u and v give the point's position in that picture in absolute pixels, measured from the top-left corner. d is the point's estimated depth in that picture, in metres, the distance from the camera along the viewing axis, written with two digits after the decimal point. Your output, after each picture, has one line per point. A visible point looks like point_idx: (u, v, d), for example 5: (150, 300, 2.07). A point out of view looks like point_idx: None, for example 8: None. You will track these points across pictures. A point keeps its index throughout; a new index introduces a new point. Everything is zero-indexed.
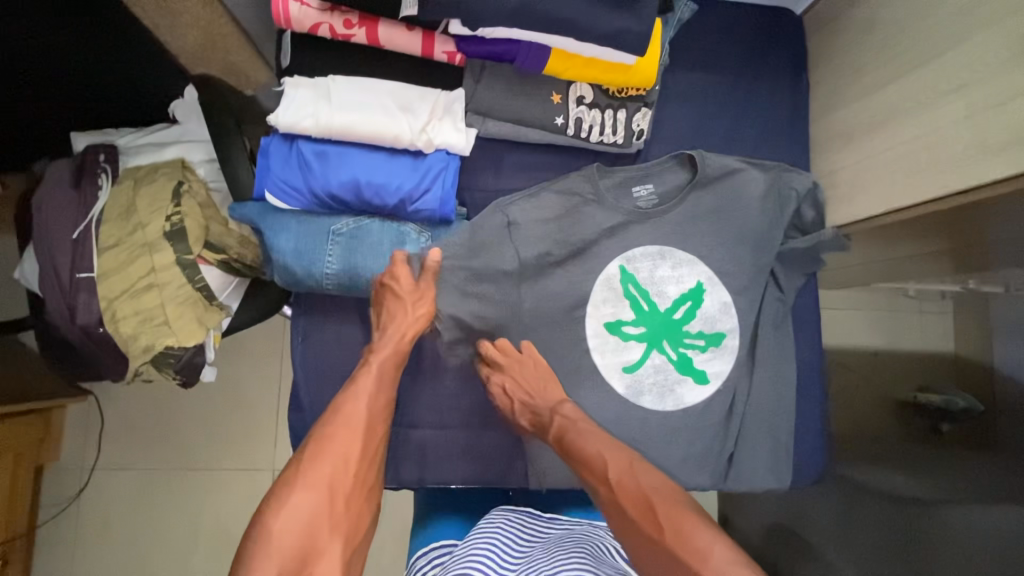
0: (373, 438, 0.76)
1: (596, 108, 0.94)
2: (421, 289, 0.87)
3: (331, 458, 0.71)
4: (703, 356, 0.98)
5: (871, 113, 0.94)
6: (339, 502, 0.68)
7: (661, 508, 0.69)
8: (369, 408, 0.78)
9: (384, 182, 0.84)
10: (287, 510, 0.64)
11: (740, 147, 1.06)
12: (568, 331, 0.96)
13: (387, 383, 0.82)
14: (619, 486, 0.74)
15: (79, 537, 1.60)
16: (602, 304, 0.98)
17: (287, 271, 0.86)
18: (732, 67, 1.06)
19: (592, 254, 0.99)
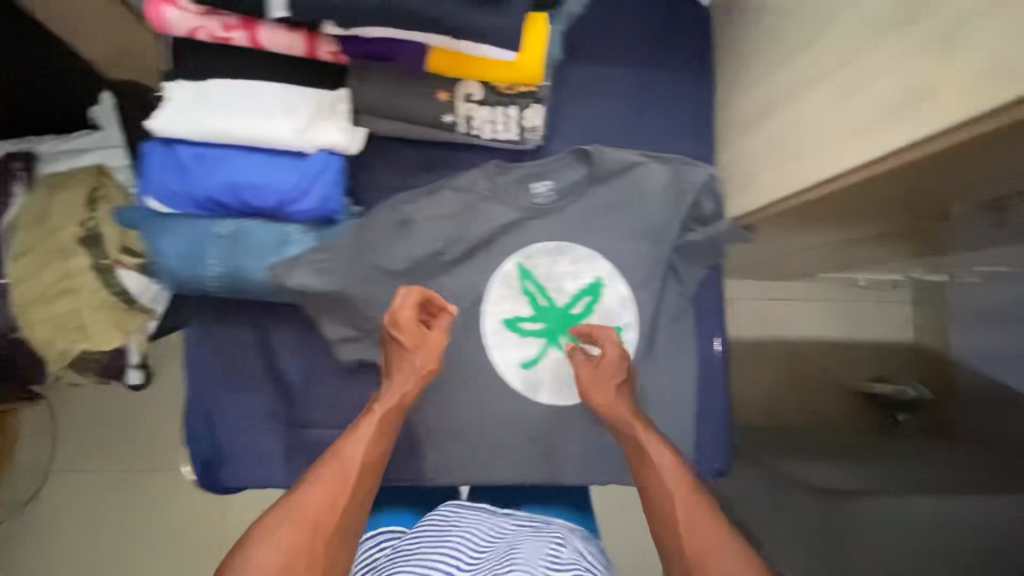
0: (363, 487, 0.74)
1: (486, 105, 0.93)
2: (428, 334, 0.85)
3: (312, 497, 0.70)
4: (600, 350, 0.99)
5: (762, 103, 0.93)
6: (320, 538, 0.68)
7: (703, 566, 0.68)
8: (364, 457, 0.75)
9: (263, 184, 0.85)
10: (260, 552, 0.65)
11: (644, 140, 1.05)
12: (463, 329, 0.97)
13: (386, 433, 0.80)
14: (693, 532, 0.70)
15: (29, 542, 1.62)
16: (500, 301, 0.98)
17: (172, 274, 0.87)
18: (635, 61, 1.05)
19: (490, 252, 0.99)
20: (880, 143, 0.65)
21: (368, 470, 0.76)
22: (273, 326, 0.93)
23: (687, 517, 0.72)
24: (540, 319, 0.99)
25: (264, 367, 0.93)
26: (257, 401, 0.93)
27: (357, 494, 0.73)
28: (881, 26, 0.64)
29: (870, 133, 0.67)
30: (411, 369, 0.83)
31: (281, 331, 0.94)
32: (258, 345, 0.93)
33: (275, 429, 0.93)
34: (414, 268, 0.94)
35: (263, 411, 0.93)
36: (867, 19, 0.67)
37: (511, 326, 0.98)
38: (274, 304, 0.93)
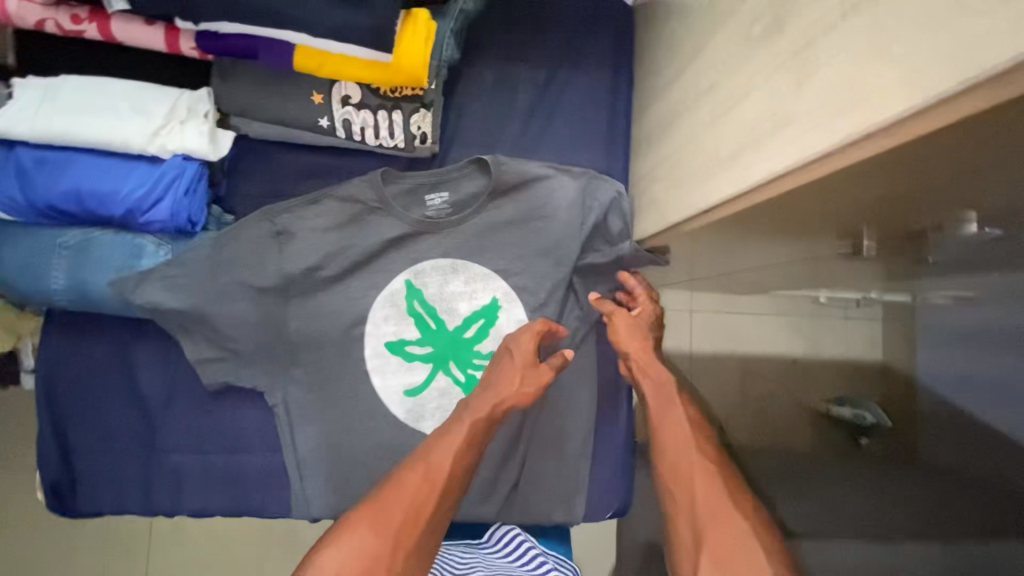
0: (447, 489, 0.72)
1: (366, 109, 0.86)
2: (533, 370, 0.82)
3: (404, 506, 0.68)
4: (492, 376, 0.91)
5: (666, 115, 0.84)
6: (398, 553, 0.66)
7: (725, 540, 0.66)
8: (453, 462, 0.73)
9: (109, 192, 0.78)
10: (342, 554, 0.64)
11: (551, 150, 0.97)
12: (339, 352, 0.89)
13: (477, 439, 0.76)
14: (720, 511, 0.69)
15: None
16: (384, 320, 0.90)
17: (14, 286, 0.80)
18: (546, 62, 0.97)
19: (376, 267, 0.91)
20: (752, 171, 0.56)
21: (457, 470, 0.73)
22: (134, 342, 0.87)
23: (710, 503, 0.70)
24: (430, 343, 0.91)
25: (124, 386, 0.87)
26: (115, 422, 0.87)
27: (448, 496, 0.72)
28: (756, 38, 0.55)
29: (739, 160, 0.58)
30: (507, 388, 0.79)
31: (142, 347, 0.88)
32: (116, 362, 0.87)
33: (134, 452, 0.87)
34: (284, 283, 0.86)
35: (120, 433, 0.87)
36: (746, 29, 0.58)
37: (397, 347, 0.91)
38: (135, 320, 0.87)
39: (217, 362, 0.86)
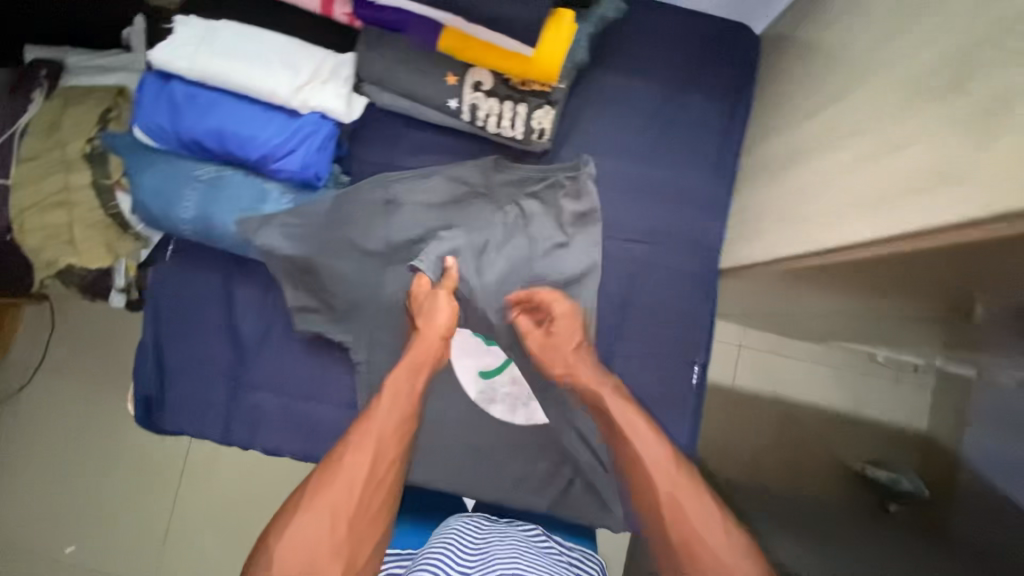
0: (385, 460, 0.69)
1: (494, 97, 0.88)
2: (438, 297, 0.85)
3: (345, 478, 0.65)
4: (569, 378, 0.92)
5: (785, 149, 0.85)
6: (341, 527, 0.62)
7: (696, 520, 0.64)
8: (383, 431, 0.71)
9: (249, 136, 0.83)
10: (289, 541, 0.60)
11: (658, 165, 0.99)
12: None
13: (405, 405, 0.76)
14: (671, 480, 0.68)
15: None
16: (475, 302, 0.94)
17: (146, 209, 0.86)
18: (669, 79, 0.99)
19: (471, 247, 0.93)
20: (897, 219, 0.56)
21: (393, 439, 0.72)
22: (240, 281, 0.93)
23: (669, 479, 0.68)
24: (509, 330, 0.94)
25: (224, 320, 0.92)
26: (209, 351, 0.92)
27: (387, 463, 0.70)
28: (927, 89, 0.56)
29: (882, 209, 0.59)
30: (431, 330, 0.83)
31: (247, 286, 0.93)
32: (221, 296, 0.92)
33: (221, 383, 0.92)
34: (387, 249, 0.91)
35: (213, 362, 0.92)
36: (913, 80, 0.58)
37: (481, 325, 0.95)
38: (245, 259, 0.92)
39: (312, 312, 0.91)
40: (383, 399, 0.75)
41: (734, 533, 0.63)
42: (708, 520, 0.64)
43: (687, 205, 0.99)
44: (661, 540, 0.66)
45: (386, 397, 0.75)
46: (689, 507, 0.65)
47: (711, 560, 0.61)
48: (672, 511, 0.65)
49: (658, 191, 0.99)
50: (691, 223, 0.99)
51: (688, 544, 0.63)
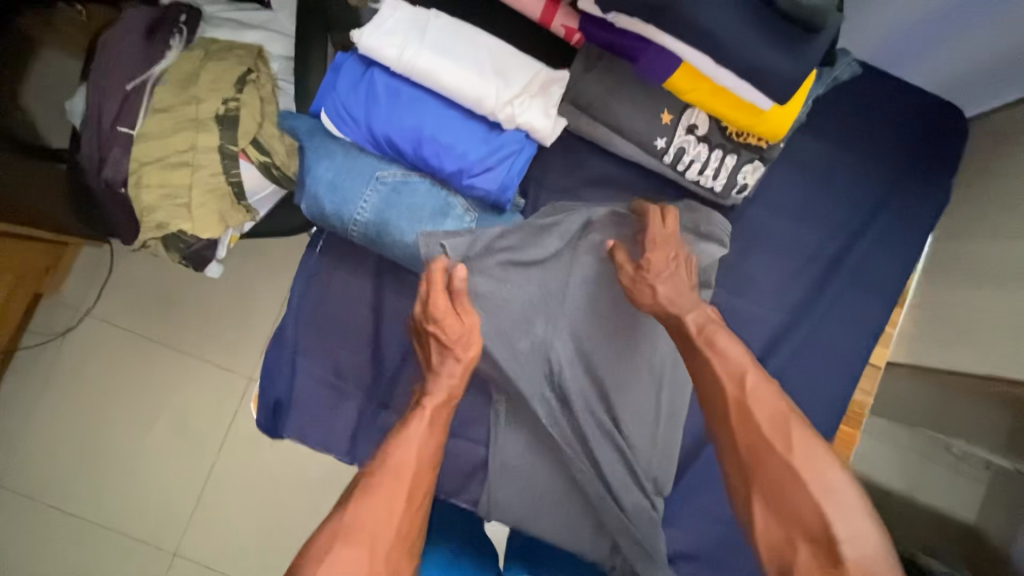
0: (421, 488, 0.65)
1: (705, 143, 0.81)
2: (466, 325, 0.76)
3: (380, 507, 0.61)
4: (616, 432, 0.86)
5: (1013, 258, 0.79)
6: (380, 560, 0.58)
7: (751, 424, 0.61)
8: (420, 457, 0.67)
9: (447, 144, 0.75)
10: (327, 573, 0.55)
11: (844, 238, 0.92)
12: (578, 372, 0.87)
13: (439, 430, 0.71)
14: (753, 394, 0.63)
15: (63, 369, 1.66)
16: (526, 333, 0.86)
17: (316, 202, 0.78)
18: (871, 151, 0.92)
19: (541, 274, 0.86)
20: None
21: (426, 467, 0.67)
22: (391, 291, 0.86)
23: (768, 412, 0.61)
24: (563, 369, 0.87)
25: (369, 330, 0.86)
26: (348, 360, 0.86)
27: (423, 493, 0.65)
28: None
29: None
30: (455, 352, 0.76)
31: (397, 298, 0.87)
32: (371, 305, 0.86)
33: (355, 397, 0.85)
34: (505, 280, 0.84)
35: (351, 374, 0.85)
36: None
37: (525, 359, 0.86)
38: (401, 269, 0.86)
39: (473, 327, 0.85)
40: (416, 424, 0.70)
41: (771, 450, 0.58)
42: (776, 419, 0.60)
43: (866, 286, 0.93)
44: (732, 453, 0.62)
45: (422, 421, 0.70)
46: (759, 414, 0.61)
47: (790, 482, 0.56)
48: (743, 416, 0.62)
49: (840, 266, 0.92)
50: (868, 306, 0.92)
51: (757, 455, 0.59)
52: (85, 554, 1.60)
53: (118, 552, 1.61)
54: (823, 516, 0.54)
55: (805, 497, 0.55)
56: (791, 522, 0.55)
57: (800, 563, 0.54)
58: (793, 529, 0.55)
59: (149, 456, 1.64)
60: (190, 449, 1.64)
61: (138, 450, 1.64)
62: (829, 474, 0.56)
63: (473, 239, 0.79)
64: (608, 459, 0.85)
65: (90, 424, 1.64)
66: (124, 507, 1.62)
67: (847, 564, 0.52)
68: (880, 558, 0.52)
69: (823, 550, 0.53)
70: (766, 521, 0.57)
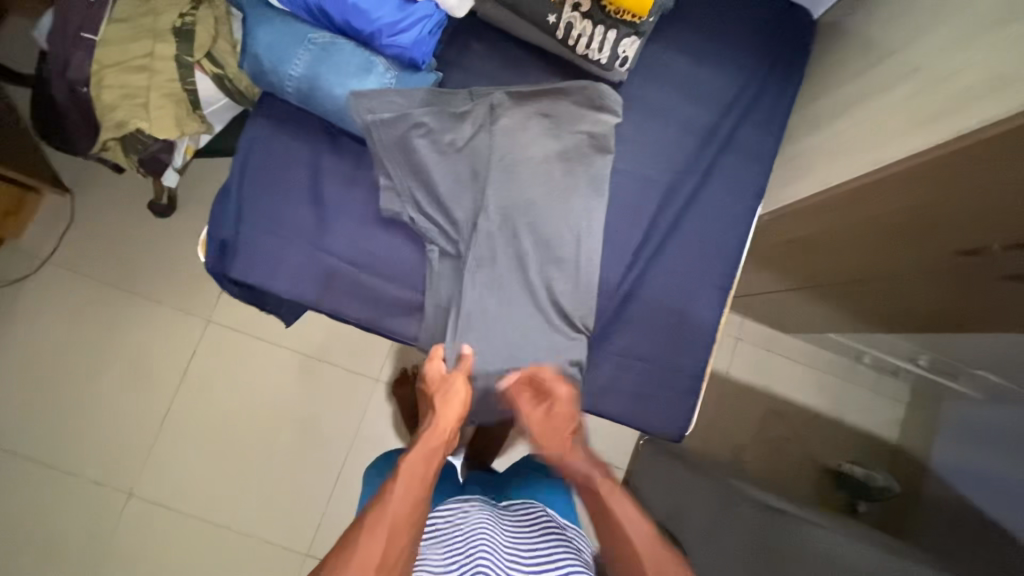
0: (403, 530, 0.72)
1: (589, 20, 0.97)
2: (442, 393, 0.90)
3: (364, 550, 0.69)
4: (539, 281, 0.97)
5: (840, 104, 0.96)
6: None
7: (649, 542, 0.77)
8: (402, 505, 0.74)
9: (365, 9, 0.88)
10: None
11: (717, 112, 1.08)
12: (499, 230, 0.96)
13: (421, 482, 0.78)
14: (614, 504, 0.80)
15: (23, 315, 1.71)
16: (459, 206, 0.96)
17: (257, 61, 0.91)
18: (735, 41, 1.10)
19: (463, 155, 0.97)
20: (969, 119, 0.66)
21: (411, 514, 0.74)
22: (328, 153, 0.98)
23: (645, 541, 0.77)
24: (488, 239, 0.96)
25: (309, 187, 0.98)
26: (290, 211, 0.96)
27: (409, 536, 0.73)
28: (992, 23, 0.67)
29: (940, 120, 0.71)
30: (443, 417, 0.87)
31: (335, 161, 0.99)
32: (311, 166, 0.98)
33: (297, 243, 0.96)
34: (433, 156, 0.95)
35: (291, 223, 0.96)
36: (979, 19, 0.70)
37: (461, 225, 0.96)
38: (337, 134, 0.99)
39: (421, 190, 0.96)
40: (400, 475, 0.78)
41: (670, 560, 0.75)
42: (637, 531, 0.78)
43: (739, 152, 1.07)
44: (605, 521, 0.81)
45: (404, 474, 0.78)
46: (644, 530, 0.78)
47: (669, 566, 0.75)
48: (637, 531, 0.78)
49: (715, 134, 1.07)
50: (740, 167, 1.06)
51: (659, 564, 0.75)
52: (45, 493, 1.62)
53: (76, 492, 1.63)
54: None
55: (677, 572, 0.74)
56: None
57: None
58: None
59: (109, 396, 1.68)
60: (149, 388, 1.69)
61: (98, 391, 1.68)
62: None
63: (407, 119, 0.92)
64: (529, 303, 0.98)
65: (50, 367, 1.68)
66: (82, 447, 1.65)
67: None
68: None
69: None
70: None
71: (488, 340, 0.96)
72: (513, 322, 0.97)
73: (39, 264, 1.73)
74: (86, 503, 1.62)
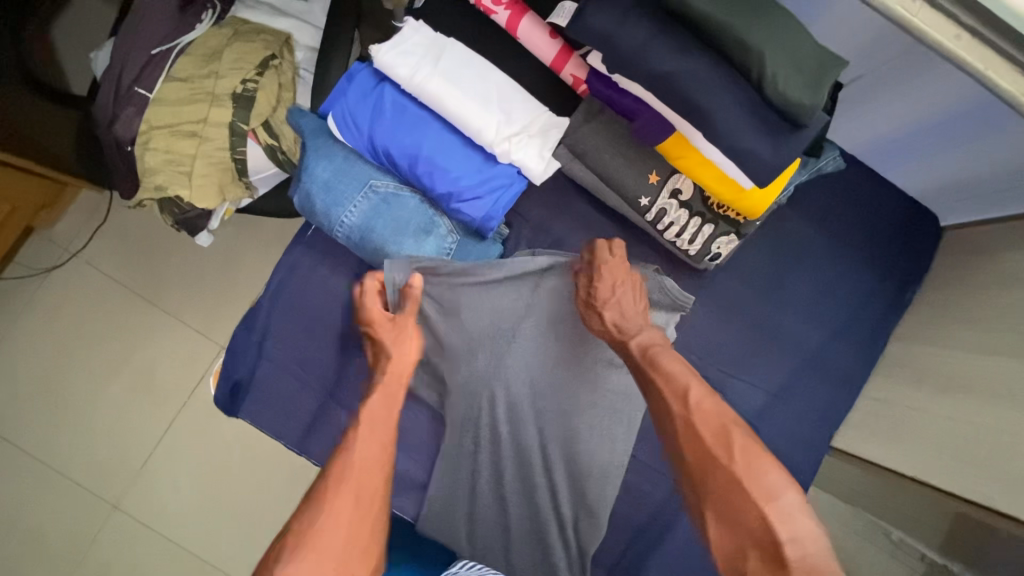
0: (371, 489, 0.62)
1: (686, 209, 0.85)
2: (398, 322, 0.77)
3: (328, 521, 0.58)
4: (556, 476, 0.89)
5: (958, 369, 0.82)
6: (332, 566, 0.55)
7: (694, 439, 0.62)
8: (364, 458, 0.64)
9: (442, 167, 0.79)
10: None
11: (803, 322, 0.95)
12: (525, 414, 0.90)
13: (382, 435, 0.68)
14: (696, 408, 0.64)
15: (17, 326, 1.49)
16: (488, 386, 0.89)
17: (307, 197, 0.81)
18: (845, 244, 0.96)
19: (499, 324, 0.89)
20: None
21: (380, 468, 0.65)
22: None
23: (697, 441, 0.62)
24: (509, 429, 0.90)
25: (338, 329, 0.88)
26: (314, 353, 0.88)
27: (374, 492, 0.62)
28: None
29: None
30: (395, 366, 0.74)
31: None
32: (344, 303, 0.88)
33: (315, 392, 0.88)
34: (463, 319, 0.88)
35: (314, 367, 0.88)
36: None
37: (491, 404, 0.90)
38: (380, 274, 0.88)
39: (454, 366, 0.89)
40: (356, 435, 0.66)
41: (718, 455, 0.59)
42: (715, 431, 0.61)
43: (818, 372, 0.96)
44: (662, 426, 0.68)
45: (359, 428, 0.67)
46: (686, 426, 0.63)
47: (712, 468, 0.59)
48: (689, 434, 0.63)
49: (796, 348, 0.95)
50: (815, 392, 0.95)
51: (704, 468, 0.60)
52: (12, 509, 1.42)
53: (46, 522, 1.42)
54: (758, 503, 0.54)
55: (720, 470, 0.58)
56: (736, 523, 0.55)
57: (747, 561, 0.54)
58: (744, 538, 0.54)
59: (100, 418, 1.46)
60: None
61: (94, 411, 1.46)
62: (768, 475, 0.56)
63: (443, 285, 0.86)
64: (548, 503, 0.89)
65: (48, 373, 1.47)
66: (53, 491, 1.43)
67: (794, 563, 0.51)
68: (824, 557, 0.51)
69: (769, 550, 0.53)
70: (719, 534, 0.57)
71: (489, 529, 0.89)
72: (522, 517, 0.89)
73: (37, 275, 1.50)
74: (52, 530, 1.42)
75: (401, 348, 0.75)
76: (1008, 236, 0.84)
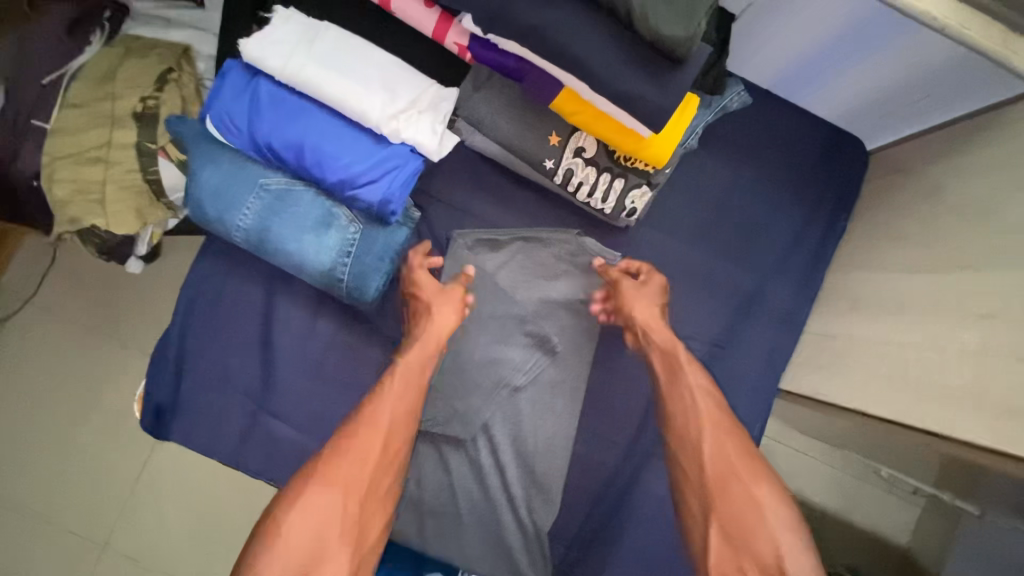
0: (395, 442, 0.70)
1: (593, 166, 0.83)
2: (443, 289, 0.84)
3: (355, 457, 0.66)
4: (505, 453, 0.89)
5: (889, 293, 0.79)
6: (352, 507, 0.64)
7: (721, 461, 0.70)
8: (394, 415, 0.72)
9: (330, 155, 0.76)
10: (300, 517, 0.61)
11: (735, 266, 0.93)
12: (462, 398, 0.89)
13: (413, 391, 0.75)
14: (716, 442, 0.72)
15: None
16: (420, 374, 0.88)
17: (199, 206, 0.79)
18: (769, 181, 0.94)
19: None
20: None
21: (404, 429, 0.72)
22: (282, 297, 0.87)
23: (720, 463, 0.70)
24: (446, 414, 0.89)
25: (258, 338, 0.87)
26: (238, 364, 0.86)
27: (395, 449, 0.70)
28: None
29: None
30: (434, 323, 0.81)
31: (290, 306, 0.87)
32: (262, 312, 0.87)
33: (243, 404, 0.86)
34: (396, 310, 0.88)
35: (238, 378, 0.86)
36: None
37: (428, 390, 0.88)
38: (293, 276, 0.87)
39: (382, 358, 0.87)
40: (390, 388, 0.73)
41: (738, 480, 0.68)
42: (743, 455, 0.70)
43: (758, 315, 0.93)
44: (678, 461, 0.75)
45: (396, 382, 0.75)
46: (714, 448, 0.71)
47: (734, 487, 0.68)
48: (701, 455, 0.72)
49: (732, 294, 0.93)
50: (757, 334, 0.93)
51: (723, 486, 0.68)
52: None
53: None
54: (762, 521, 0.65)
55: (740, 492, 0.67)
56: (746, 551, 0.64)
57: None
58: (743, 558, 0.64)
59: None
60: None
61: None
62: (779, 513, 0.66)
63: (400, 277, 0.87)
64: (497, 483, 0.89)
65: None
66: None
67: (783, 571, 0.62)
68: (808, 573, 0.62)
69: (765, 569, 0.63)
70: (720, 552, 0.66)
71: (441, 522, 0.88)
72: (473, 503, 0.88)
73: None
74: None
75: (438, 315, 0.81)
76: (929, 150, 0.82)
